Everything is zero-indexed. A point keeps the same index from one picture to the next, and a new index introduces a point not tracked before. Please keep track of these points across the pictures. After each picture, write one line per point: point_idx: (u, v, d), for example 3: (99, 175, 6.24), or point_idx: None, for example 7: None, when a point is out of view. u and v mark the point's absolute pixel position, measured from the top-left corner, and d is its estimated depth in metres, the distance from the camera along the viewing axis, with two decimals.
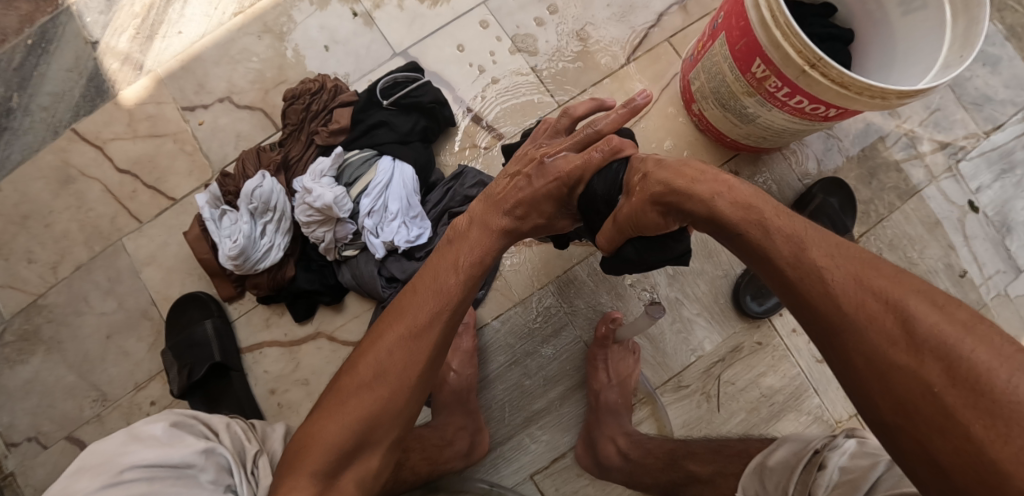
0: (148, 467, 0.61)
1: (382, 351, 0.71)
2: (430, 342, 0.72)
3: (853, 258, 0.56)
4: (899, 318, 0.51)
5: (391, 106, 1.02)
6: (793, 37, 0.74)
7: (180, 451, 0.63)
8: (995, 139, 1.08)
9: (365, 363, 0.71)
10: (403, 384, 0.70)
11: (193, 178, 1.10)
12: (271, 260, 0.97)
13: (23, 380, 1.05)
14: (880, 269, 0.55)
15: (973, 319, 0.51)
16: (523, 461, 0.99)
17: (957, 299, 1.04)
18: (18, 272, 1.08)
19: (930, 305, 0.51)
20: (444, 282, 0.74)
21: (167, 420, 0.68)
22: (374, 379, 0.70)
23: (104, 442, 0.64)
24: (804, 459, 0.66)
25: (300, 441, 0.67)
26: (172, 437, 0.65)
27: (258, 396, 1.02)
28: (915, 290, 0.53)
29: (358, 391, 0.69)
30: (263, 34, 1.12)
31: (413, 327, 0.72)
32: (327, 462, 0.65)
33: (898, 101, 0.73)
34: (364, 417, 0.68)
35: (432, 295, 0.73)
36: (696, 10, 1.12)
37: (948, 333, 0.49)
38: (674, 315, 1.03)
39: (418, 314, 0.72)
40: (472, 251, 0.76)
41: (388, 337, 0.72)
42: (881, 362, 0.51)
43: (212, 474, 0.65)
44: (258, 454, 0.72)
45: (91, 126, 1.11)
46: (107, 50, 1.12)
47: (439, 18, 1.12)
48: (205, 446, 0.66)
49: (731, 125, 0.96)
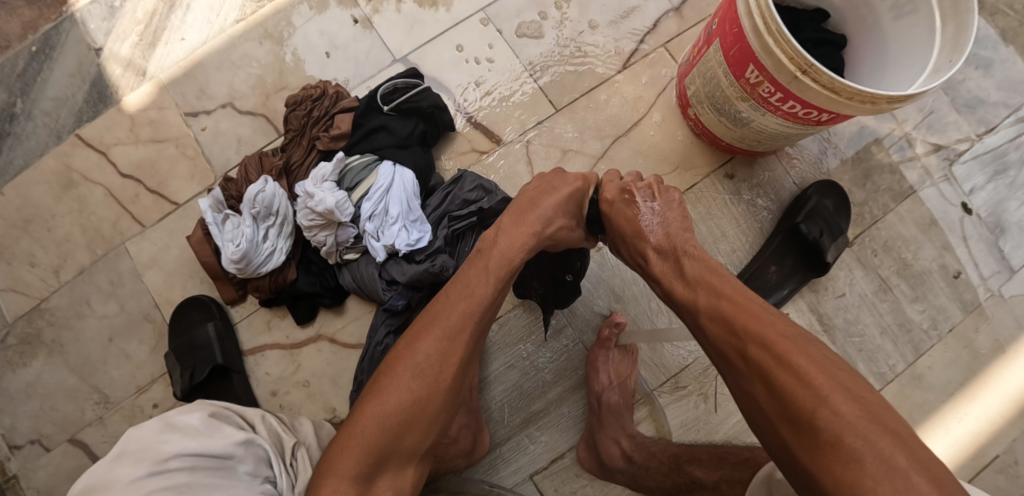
0: (191, 457, 0.62)
1: (412, 353, 0.71)
2: (461, 347, 0.72)
3: (718, 295, 0.66)
4: (737, 349, 0.62)
5: (391, 111, 1.03)
6: (784, 43, 0.76)
7: (221, 442, 0.64)
8: (988, 141, 1.10)
9: (397, 366, 0.71)
10: (431, 387, 0.70)
11: (195, 182, 1.11)
12: (273, 264, 0.99)
13: (25, 383, 1.05)
14: (737, 301, 0.65)
15: (793, 339, 0.60)
16: (523, 461, 1.00)
17: (952, 299, 1.05)
18: (20, 275, 1.09)
19: (759, 334, 0.61)
20: (480, 288, 0.75)
21: (205, 411, 0.68)
22: (407, 381, 0.69)
23: (141, 429, 0.64)
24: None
25: (335, 443, 0.67)
26: (211, 428, 0.66)
27: (259, 398, 1.03)
28: (754, 320, 0.62)
29: (388, 391, 0.69)
30: (264, 40, 1.14)
31: (444, 329, 0.72)
32: (365, 464, 0.65)
33: (889, 105, 0.75)
34: (404, 418, 0.68)
35: (462, 304, 0.74)
36: (692, 15, 1.13)
37: (765, 358, 0.59)
38: (671, 315, 1.04)
39: (450, 319, 0.73)
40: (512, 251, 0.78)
41: (426, 342, 0.71)
42: (739, 385, 0.63)
43: (251, 466, 0.66)
44: (295, 446, 0.73)
45: (94, 130, 1.12)
46: (110, 56, 1.13)
47: (438, 24, 1.13)
48: (244, 437, 0.67)
49: (726, 129, 0.97)
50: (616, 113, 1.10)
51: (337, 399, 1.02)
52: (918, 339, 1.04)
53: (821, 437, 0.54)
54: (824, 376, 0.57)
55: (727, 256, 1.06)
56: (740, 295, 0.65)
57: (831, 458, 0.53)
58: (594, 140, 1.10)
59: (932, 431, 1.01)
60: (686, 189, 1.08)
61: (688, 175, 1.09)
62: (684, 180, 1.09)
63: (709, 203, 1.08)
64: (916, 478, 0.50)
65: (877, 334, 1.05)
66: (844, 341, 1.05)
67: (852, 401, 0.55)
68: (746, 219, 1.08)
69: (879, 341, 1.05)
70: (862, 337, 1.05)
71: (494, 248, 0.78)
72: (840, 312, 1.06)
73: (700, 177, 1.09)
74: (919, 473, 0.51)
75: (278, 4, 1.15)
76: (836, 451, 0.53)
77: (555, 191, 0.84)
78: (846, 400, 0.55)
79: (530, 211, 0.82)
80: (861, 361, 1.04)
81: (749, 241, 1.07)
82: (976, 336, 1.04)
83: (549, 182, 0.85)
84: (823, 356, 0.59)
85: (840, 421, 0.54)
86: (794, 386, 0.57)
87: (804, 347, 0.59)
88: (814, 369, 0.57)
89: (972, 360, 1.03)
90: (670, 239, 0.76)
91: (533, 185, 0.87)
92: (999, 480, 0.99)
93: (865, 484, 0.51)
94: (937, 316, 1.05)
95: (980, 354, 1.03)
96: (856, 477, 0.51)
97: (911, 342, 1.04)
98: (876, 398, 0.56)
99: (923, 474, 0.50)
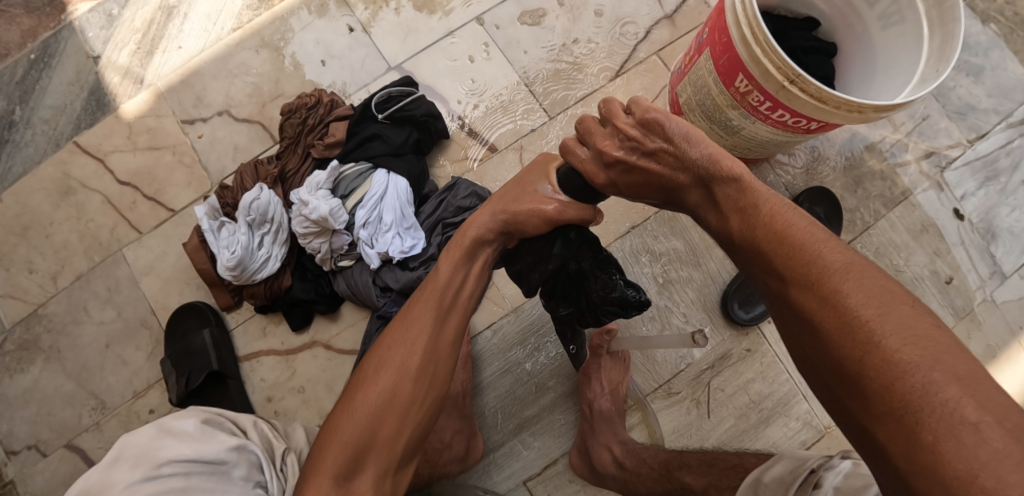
0: (184, 462, 0.62)
1: (384, 354, 0.72)
2: (428, 342, 0.72)
3: (754, 227, 0.57)
4: (782, 293, 0.55)
5: (385, 119, 1.04)
6: (772, 53, 0.77)
7: (215, 447, 0.65)
8: (979, 147, 1.11)
9: (371, 363, 0.73)
10: (406, 386, 0.70)
11: (192, 189, 1.12)
12: (268, 271, 0.99)
13: (23, 388, 1.06)
14: (784, 227, 0.56)
15: (843, 273, 0.52)
16: (515, 467, 1.00)
17: (944, 305, 1.06)
18: (18, 282, 1.09)
19: (800, 268, 0.53)
20: (441, 286, 0.74)
21: (197, 418, 0.69)
22: (376, 373, 0.71)
23: (134, 435, 0.65)
24: (799, 479, 0.66)
25: (320, 438, 0.69)
26: (204, 434, 0.66)
27: (254, 404, 1.03)
28: (798, 252, 0.54)
29: (366, 390, 0.70)
30: (261, 48, 1.15)
31: (408, 326, 0.73)
32: (343, 460, 0.66)
33: (875, 114, 0.76)
34: (371, 413, 0.69)
35: (430, 303, 0.74)
36: (685, 24, 1.14)
37: (809, 300, 0.52)
38: (663, 321, 1.05)
39: (420, 320, 0.73)
40: (475, 242, 0.75)
41: (391, 342, 0.72)
42: (787, 332, 0.56)
43: (244, 470, 0.66)
44: (287, 450, 0.74)
45: (92, 138, 1.13)
46: (108, 64, 1.15)
47: (432, 33, 1.14)
48: (237, 443, 0.67)
49: (717, 136, 0.98)
50: None
51: (332, 404, 1.02)
52: None
53: (870, 387, 0.47)
54: (881, 312, 0.49)
55: (720, 262, 1.06)
56: (783, 224, 0.56)
57: (884, 411, 0.46)
58: None
59: (1012, 358, 1.04)
60: None
61: None
62: None
63: None
64: (986, 425, 0.42)
65: None
66: None
67: (913, 337, 0.47)
68: None
69: None
70: None
71: (454, 242, 0.76)
72: None
73: None
74: (998, 428, 0.41)
75: (275, 12, 1.16)
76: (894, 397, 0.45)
77: (538, 189, 0.72)
78: (905, 337, 0.47)
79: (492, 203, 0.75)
80: None
81: None
82: (968, 342, 1.05)
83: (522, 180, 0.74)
84: (883, 289, 0.51)
85: (891, 367, 0.46)
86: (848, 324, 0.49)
87: (861, 280, 0.51)
88: (875, 304, 0.49)
89: None
90: (687, 161, 0.61)
91: (500, 194, 0.75)
92: None
93: (924, 440, 0.43)
94: None
95: None
96: (914, 426, 0.44)
97: None
98: (942, 338, 0.47)
99: (997, 425, 0.42)
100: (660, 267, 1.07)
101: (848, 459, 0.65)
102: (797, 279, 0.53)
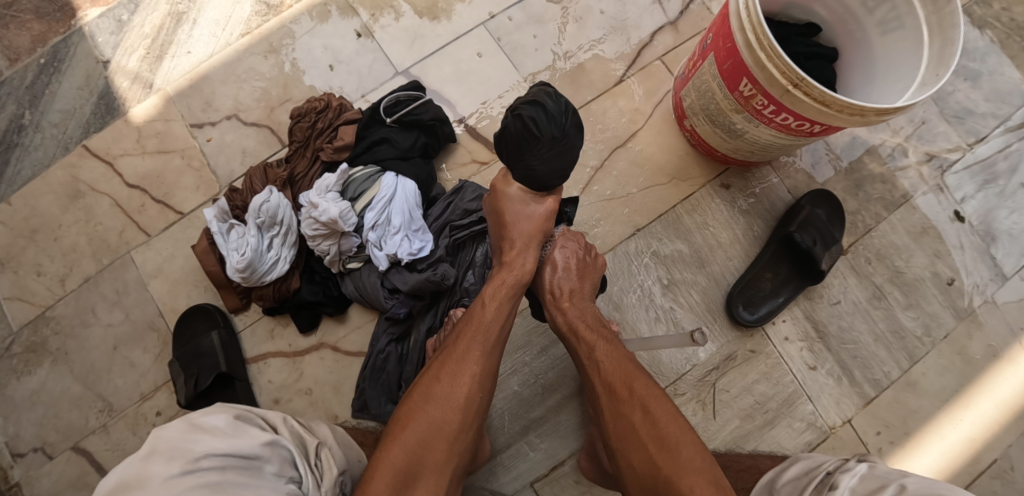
0: (221, 456, 0.59)
1: (433, 386, 0.78)
2: (478, 371, 0.79)
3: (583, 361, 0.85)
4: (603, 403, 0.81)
5: (393, 123, 1.05)
6: (776, 58, 0.78)
7: (248, 442, 0.62)
8: (977, 151, 1.12)
9: (419, 393, 0.77)
10: (455, 415, 0.76)
11: (200, 193, 1.13)
12: (277, 273, 1.01)
13: (29, 391, 1.07)
14: (595, 354, 0.84)
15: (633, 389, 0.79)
16: (522, 468, 1.01)
17: (945, 306, 1.07)
18: (27, 284, 1.10)
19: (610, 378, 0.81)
20: (491, 316, 0.83)
21: (229, 412, 0.65)
22: (425, 402, 0.76)
23: (166, 428, 0.61)
24: (816, 481, 0.67)
25: (368, 467, 0.70)
26: (237, 428, 0.63)
27: (262, 405, 1.04)
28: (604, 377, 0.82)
29: (416, 418, 0.74)
30: (269, 54, 1.16)
31: (457, 357, 0.80)
32: (394, 485, 0.68)
33: (877, 117, 0.77)
34: (421, 439, 0.73)
35: (481, 339, 0.81)
36: (687, 30, 1.16)
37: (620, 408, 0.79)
38: (666, 323, 1.06)
39: (469, 354, 0.80)
40: (522, 277, 0.87)
41: (445, 371, 0.79)
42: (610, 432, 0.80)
43: (277, 466, 0.63)
44: (319, 446, 0.71)
45: (101, 142, 1.14)
46: (118, 69, 1.16)
47: (438, 38, 1.16)
48: (270, 438, 0.64)
49: (720, 140, 1.00)
50: (613, 126, 1.13)
51: (339, 406, 1.03)
52: (911, 346, 1.06)
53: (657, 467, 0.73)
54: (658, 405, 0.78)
55: (723, 264, 1.08)
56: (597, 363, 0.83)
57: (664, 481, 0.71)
58: (591, 152, 1.12)
59: (1013, 358, 1.05)
60: (681, 199, 1.10)
61: (684, 185, 1.11)
62: (680, 190, 1.11)
63: (704, 212, 1.10)
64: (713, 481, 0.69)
65: (871, 340, 1.06)
66: (839, 349, 1.06)
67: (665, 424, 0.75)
68: (741, 227, 1.09)
69: (873, 347, 1.06)
70: (856, 344, 1.06)
71: (496, 285, 0.86)
72: (834, 320, 1.07)
73: (696, 187, 1.11)
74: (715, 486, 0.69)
75: (282, 18, 1.17)
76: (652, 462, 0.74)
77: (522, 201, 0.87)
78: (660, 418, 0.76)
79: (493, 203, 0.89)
80: (856, 368, 1.05)
81: (745, 249, 1.09)
82: (969, 343, 1.06)
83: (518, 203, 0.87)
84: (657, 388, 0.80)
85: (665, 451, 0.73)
86: (627, 417, 0.78)
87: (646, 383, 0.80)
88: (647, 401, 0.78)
89: (966, 366, 1.05)
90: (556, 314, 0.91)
91: (512, 244, 0.88)
92: (995, 486, 1.00)
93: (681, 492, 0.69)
94: (930, 323, 1.07)
95: (973, 360, 1.05)
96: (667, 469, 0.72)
97: (905, 349, 1.06)
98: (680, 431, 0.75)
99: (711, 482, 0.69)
100: (664, 269, 1.08)
101: (864, 461, 0.67)
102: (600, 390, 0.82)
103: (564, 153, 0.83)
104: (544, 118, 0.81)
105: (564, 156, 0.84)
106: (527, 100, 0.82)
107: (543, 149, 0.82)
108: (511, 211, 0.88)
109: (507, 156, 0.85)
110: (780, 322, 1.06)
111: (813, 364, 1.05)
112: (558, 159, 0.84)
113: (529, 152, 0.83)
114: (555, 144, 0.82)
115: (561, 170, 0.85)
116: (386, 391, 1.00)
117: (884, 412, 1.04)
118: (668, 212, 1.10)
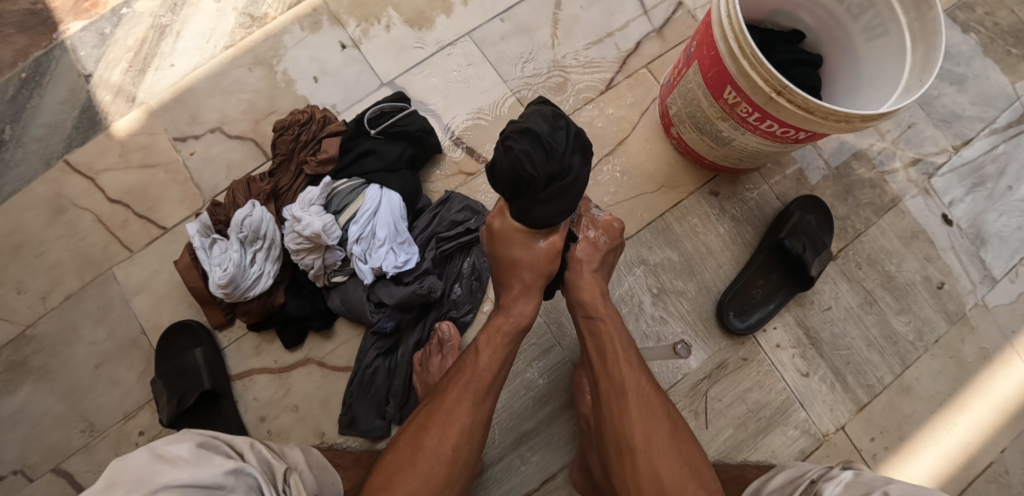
0: (180, 487, 0.57)
1: (418, 437, 0.77)
2: (465, 422, 0.78)
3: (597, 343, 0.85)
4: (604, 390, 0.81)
5: (378, 134, 1.04)
6: (759, 66, 0.78)
7: (211, 471, 0.60)
8: (965, 154, 1.12)
9: (406, 449, 0.77)
10: (441, 469, 0.75)
11: (184, 207, 1.11)
12: (261, 287, 0.99)
13: (11, 411, 1.04)
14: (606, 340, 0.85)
15: (632, 387, 0.81)
16: (514, 482, 1.00)
17: (936, 310, 1.07)
18: (8, 302, 1.08)
19: (625, 370, 0.82)
20: (484, 366, 0.82)
21: (192, 440, 0.63)
22: (410, 457, 0.76)
23: (126, 459, 0.59)
24: (799, 489, 0.67)
25: None
26: (200, 457, 0.61)
27: (247, 423, 1.02)
28: (612, 368, 0.82)
29: (404, 473, 0.74)
30: (254, 65, 1.15)
31: (443, 415, 0.79)
32: None
33: (862, 124, 0.77)
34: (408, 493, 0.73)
35: (466, 394, 0.80)
36: (673, 37, 1.16)
37: (613, 399, 0.80)
38: (658, 333, 1.05)
39: (458, 405, 0.79)
40: (516, 325, 0.87)
41: (429, 426, 0.78)
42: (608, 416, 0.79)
43: None
44: (288, 471, 0.69)
45: (84, 157, 1.13)
46: (101, 83, 1.15)
47: (425, 48, 1.15)
48: (234, 466, 0.62)
49: (708, 147, 0.99)
50: (601, 134, 1.12)
51: (326, 423, 1.01)
52: (904, 351, 1.05)
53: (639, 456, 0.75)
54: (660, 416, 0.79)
55: (713, 272, 1.07)
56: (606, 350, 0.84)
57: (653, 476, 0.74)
58: None
59: (1005, 361, 1.04)
60: (670, 207, 1.10)
61: (673, 193, 1.10)
62: (668, 197, 1.10)
63: (693, 221, 1.09)
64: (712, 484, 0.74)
65: (864, 346, 1.06)
66: (832, 355, 1.05)
67: (671, 435, 0.78)
68: (730, 234, 1.09)
69: (866, 352, 1.05)
70: (849, 350, 1.06)
71: (491, 333, 0.86)
72: (827, 326, 1.06)
73: (685, 194, 1.10)
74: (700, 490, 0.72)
75: (267, 30, 1.16)
76: (637, 476, 0.74)
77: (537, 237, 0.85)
78: (666, 435, 0.77)
79: (501, 246, 0.86)
80: (849, 374, 1.05)
81: (735, 256, 1.08)
82: (962, 346, 1.05)
83: (521, 239, 0.84)
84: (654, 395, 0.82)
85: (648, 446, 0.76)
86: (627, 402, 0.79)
87: (649, 394, 0.81)
88: (655, 420, 0.78)
89: (959, 370, 1.04)
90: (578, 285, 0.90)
91: (523, 280, 0.87)
92: (991, 490, 0.99)
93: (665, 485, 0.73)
94: (922, 327, 1.06)
95: (967, 364, 1.05)
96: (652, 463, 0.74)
97: (898, 354, 1.05)
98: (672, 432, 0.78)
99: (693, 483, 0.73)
100: (654, 278, 1.07)
101: (848, 469, 0.66)
102: (608, 388, 0.81)
103: (569, 189, 0.78)
104: (539, 151, 0.74)
105: (571, 192, 0.78)
106: (517, 128, 0.75)
107: (543, 185, 0.76)
108: (519, 249, 0.85)
109: (507, 195, 0.79)
110: (772, 329, 1.06)
111: (805, 371, 1.04)
112: (565, 193, 0.78)
113: (533, 192, 0.77)
114: (552, 172, 0.75)
115: (566, 206, 0.79)
116: (374, 406, 1.00)
117: (878, 417, 1.03)
118: (657, 220, 1.09)
